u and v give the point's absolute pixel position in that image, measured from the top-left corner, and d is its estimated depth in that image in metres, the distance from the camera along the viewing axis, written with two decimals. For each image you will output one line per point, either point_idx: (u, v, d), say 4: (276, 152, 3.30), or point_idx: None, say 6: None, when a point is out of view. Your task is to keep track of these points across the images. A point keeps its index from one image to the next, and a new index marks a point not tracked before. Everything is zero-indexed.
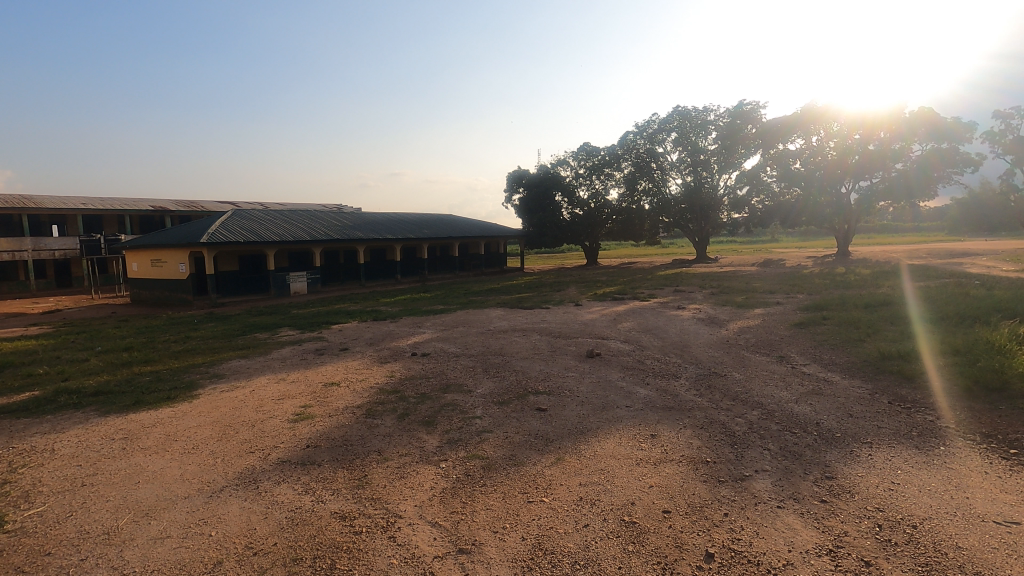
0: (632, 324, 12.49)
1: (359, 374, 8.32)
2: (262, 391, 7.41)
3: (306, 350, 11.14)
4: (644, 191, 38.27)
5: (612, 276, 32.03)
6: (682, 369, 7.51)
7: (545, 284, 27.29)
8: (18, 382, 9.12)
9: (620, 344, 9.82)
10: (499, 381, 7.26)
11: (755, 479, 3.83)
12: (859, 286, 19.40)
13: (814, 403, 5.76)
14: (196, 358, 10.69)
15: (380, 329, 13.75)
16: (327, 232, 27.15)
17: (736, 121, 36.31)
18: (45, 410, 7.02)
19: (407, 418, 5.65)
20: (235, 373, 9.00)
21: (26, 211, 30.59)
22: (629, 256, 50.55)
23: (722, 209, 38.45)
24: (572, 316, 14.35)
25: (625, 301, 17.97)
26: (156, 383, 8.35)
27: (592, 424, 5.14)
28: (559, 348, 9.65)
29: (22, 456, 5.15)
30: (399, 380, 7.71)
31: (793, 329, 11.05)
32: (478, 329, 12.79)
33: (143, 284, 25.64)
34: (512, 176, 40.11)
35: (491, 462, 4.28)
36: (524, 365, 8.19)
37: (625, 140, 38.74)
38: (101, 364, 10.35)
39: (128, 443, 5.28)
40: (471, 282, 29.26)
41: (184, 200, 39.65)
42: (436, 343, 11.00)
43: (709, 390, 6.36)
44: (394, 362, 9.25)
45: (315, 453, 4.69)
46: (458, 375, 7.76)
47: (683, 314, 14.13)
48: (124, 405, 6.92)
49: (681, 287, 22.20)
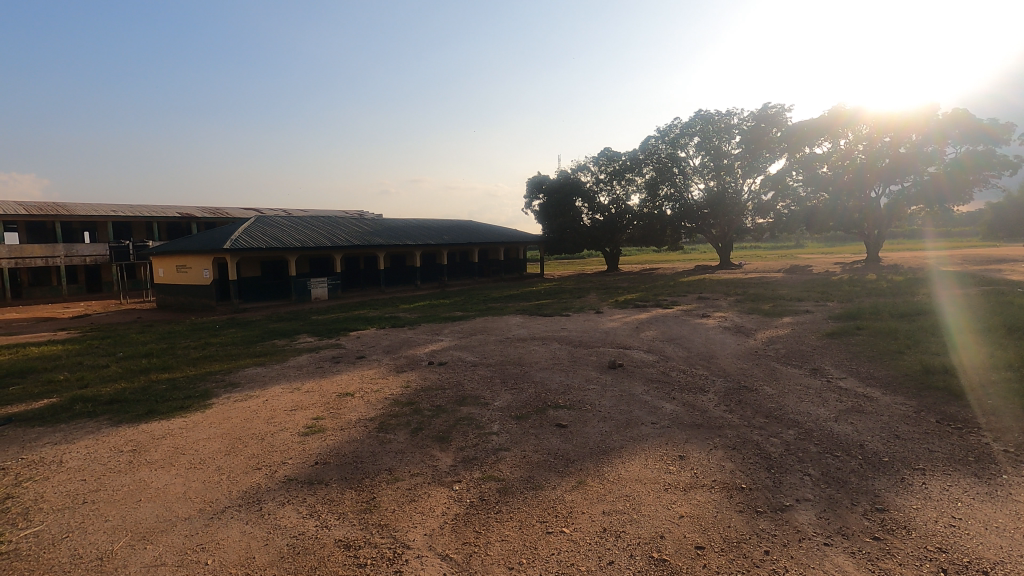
0: (655, 333, 12.08)
1: (374, 384, 8.12)
2: (276, 402, 7.25)
3: (323, 357, 11.01)
4: (665, 195, 38.00)
5: (633, 282, 31.54)
6: (710, 383, 7.12)
7: (565, 290, 26.95)
8: (38, 389, 9.14)
9: (643, 353, 9.47)
10: (517, 393, 6.97)
11: (797, 510, 3.48)
12: (891, 293, 18.70)
13: (855, 422, 5.35)
14: (213, 365, 10.65)
15: (397, 336, 13.60)
16: (348, 238, 27.24)
17: (760, 125, 35.62)
18: (60, 419, 6.95)
19: (421, 433, 5.42)
20: (250, 382, 8.89)
21: (58, 218, 31.44)
22: (651, 262, 49.99)
23: (746, 214, 37.72)
24: (593, 324, 14.02)
25: (647, 308, 17.53)
26: (171, 391, 8.26)
27: (615, 442, 4.82)
28: (579, 358, 9.33)
29: (30, 468, 5.04)
30: (414, 390, 7.47)
31: (826, 339, 10.54)
32: (497, 337, 12.53)
33: (168, 289, 26.03)
34: (532, 181, 39.94)
35: (507, 485, 3.99)
36: (544, 377, 7.90)
37: (647, 144, 38.41)
38: (121, 370, 10.38)
39: (136, 457, 5.14)
40: (490, 288, 29.04)
41: (210, 207, 40.36)
42: (453, 352, 10.75)
43: (740, 406, 5.98)
44: (410, 371, 9.05)
45: (323, 471, 4.47)
46: (474, 386, 7.50)
47: (708, 323, 13.65)
48: (137, 415, 6.82)
49: (705, 294, 21.71)
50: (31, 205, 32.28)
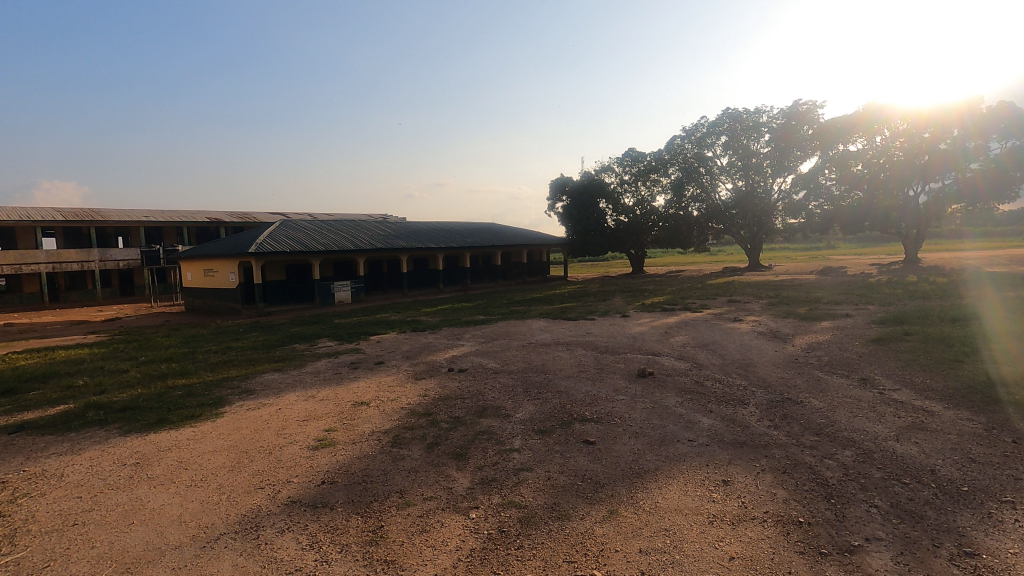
0: (685, 338, 11.50)
1: (391, 392, 7.78)
2: (289, 411, 6.95)
3: (341, 363, 10.75)
4: (692, 196, 37.21)
5: (659, 285, 30.78)
6: (750, 394, 6.57)
7: (589, 293, 26.39)
8: (57, 394, 9.06)
9: (674, 361, 8.94)
10: (541, 404, 6.53)
11: (869, 553, 2.99)
12: (936, 296, 17.74)
13: (921, 442, 4.78)
14: (232, 370, 10.48)
15: (418, 340, 13.31)
16: (370, 241, 27.17)
17: (791, 122, 34.55)
18: (72, 427, 6.78)
19: (436, 449, 5.02)
20: (266, 388, 8.66)
21: (92, 223, 32.23)
22: (677, 264, 49.08)
23: (776, 214, 36.69)
24: (619, 329, 13.48)
25: (675, 312, 16.90)
26: (185, 398, 8.06)
27: (650, 463, 4.36)
28: (606, 365, 8.84)
29: (29, 482, 4.81)
30: (432, 400, 7.10)
31: (872, 346, 9.82)
32: (520, 342, 12.11)
33: (195, 293, 26.36)
34: (555, 184, 39.59)
35: (530, 514, 3.57)
36: (568, 386, 7.46)
37: (672, 144, 37.61)
38: (140, 375, 10.29)
39: (137, 472, 4.87)
40: (513, 291, 28.68)
41: (238, 212, 40.98)
42: (474, 358, 10.37)
43: (786, 422, 5.45)
44: (428, 378, 8.69)
45: (329, 492, 4.11)
46: (495, 395, 7.08)
47: (741, 328, 12.98)
48: (147, 424, 6.61)
49: (736, 297, 20.94)
50: (67, 211, 33.16)
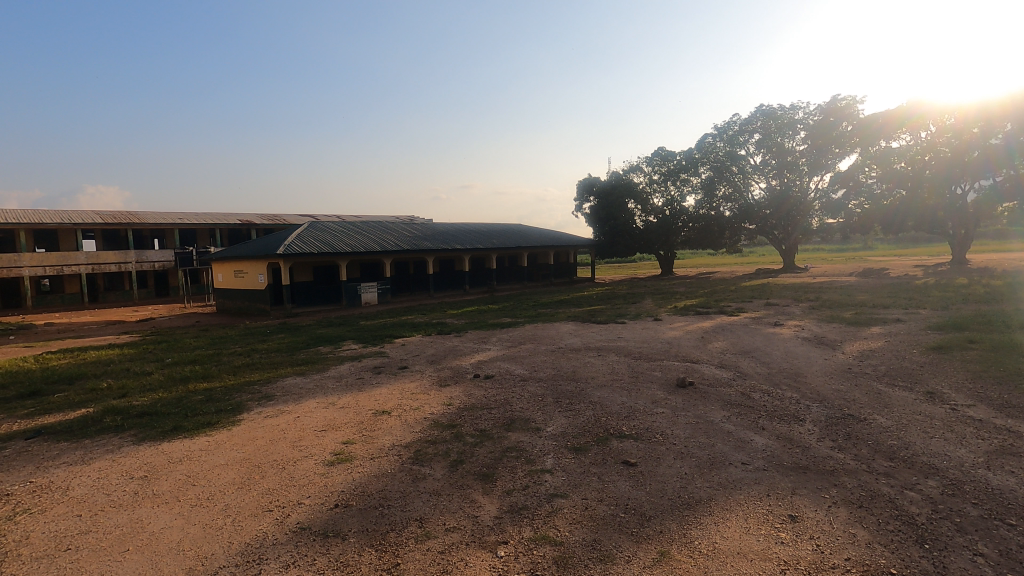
0: (724, 344, 10.83)
1: (413, 400, 7.40)
2: (307, 420, 6.61)
3: (364, 367, 10.45)
4: (723, 195, 36.16)
5: (690, 287, 29.84)
6: (805, 409, 5.95)
7: (618, 295, 25.67)
8: (81, 397, 8.96)
9: (714, 369, 8.35)
10: (573, 418, 6.05)
11: None
12: (992, 299, 16.56)
13: (1017, 471, 4.14)
14: (254, 373, 10.29)
15: (444, 344, 12.94)
16: (397, 243, 27.04)
17: (829, 119, 33.15)
18: (87, 433, 6.57)
19: (461, 467, 4.60)
20: (286, 393, 8.38)
21: (129, 226, 33.04)
22: (708, 265, 47.85)
23: (813, 213, 35.32)
24: (652, 334, 12.87)
25: (710, 315, 16.17)
26: (204, 404, 7.82)
27: (701, 492, 3.85)
28: (641, 374, 8.30)
29: (32, 496, 4.56)
30: (456, 410, 6.68)
31: (933, 354, 9.00)
32: (548, 346, 11.62)
33: (225, 294, 26.64)
34: (582, 184, 38.99)
35: (567, 554, 3.10)
36: (602, 396, 6.95)
37: (703, 143, 36.71)
38: (164, 378, 10.18)
39: (144, 487, 4.57)
40: (539, 293, 28.21)
41: (268, 215, 41.56)
42: (501, 363, 9.93)
43: (851, 443, 4.85)
44: (453, 385, 8.30)
45: (341, 519, 3.71)
46: (524, 406, 6.62)
47: (783, 333, 12.22)
48: (162, 431, 6.38)
49: (773, 300, 20.02)
50: (106, 214, 34.06)
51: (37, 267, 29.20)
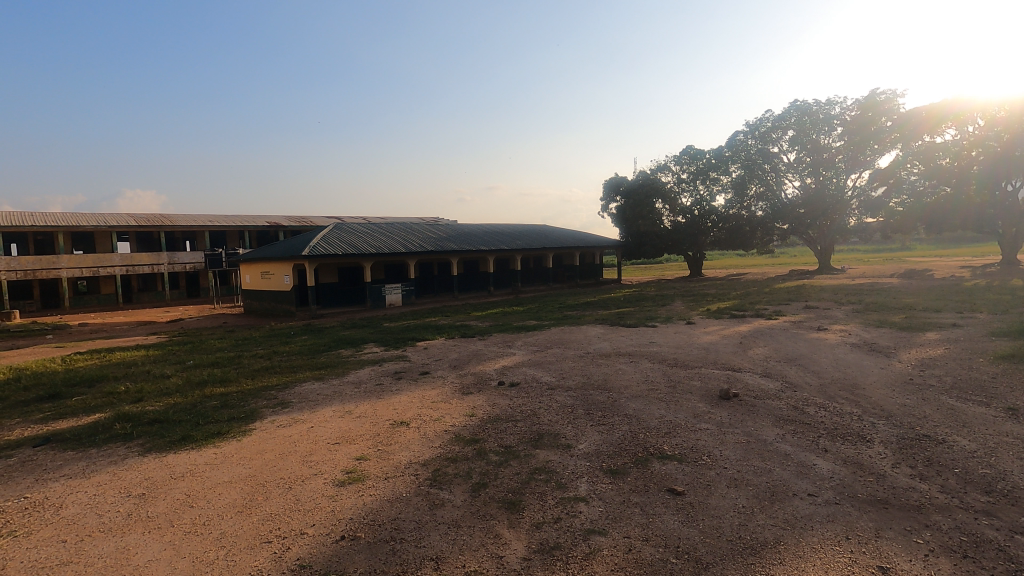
0: (766, 350, 10.12)
1: (434, 410, 6.94)
2: (320, 431, 6.21)
3: (385, 372, 10.07)
4: (755, 194, 35.00)
5: (722, 289, 28.81)
6: (870, 428, 5.28)
7: (647, 297, 24.91)
8: (97, 401, 8.77)
9: (759, 378, 7.69)
10: (607, 433, 5.50)
11: None
12: None
13: None
14: (273, 378, 10.00)
15: (467, 348, 12.47)
16: (421, 243, 26.77)
17: (867, 113, 31.41)
18: (95, 442, 6.29)
19: (483, 491, 4.10)
20: (303, 400, 8.02)
21: (161, 228, 33.63)
22: (738, 266, 46.55)
23: (851, 212, 33.77)
24: (687, 338, 12.19)
25: (746, 319, 15.37)
26: (217, 411, 7.51)
27: (766, 532, 3.28)
28: (680, 383, 7.68)
29: (22, 514, 4.22)
30: (480, 422, 6.20)
31: (1003, 364, 8.15)
32: (576, 351, 11.07)
33: (252, 295, 26.77)
34: (608, 184, 38.27)
35: None
36: (638, 409, 6.38)
37: (733, 140, 35.67)
38: (182, 381, 9.97)
39: (139, 507, 4.20)
40: (565, 294, 27.59)
41: (295, 216, 41.90)
42: (527, 369, 9.41)
43: (935, 471, 4.19)
44: (477, 393, 7.83)
45: (346, 556, 3.25)
46: (552, 419, 6.10)
47: (829, 339, 11.41)
48: (171, 441, 6.04)
49: (813, 303, 19.03)
50: (139, 216, 34.74)
51: (73, 268, 29.86)
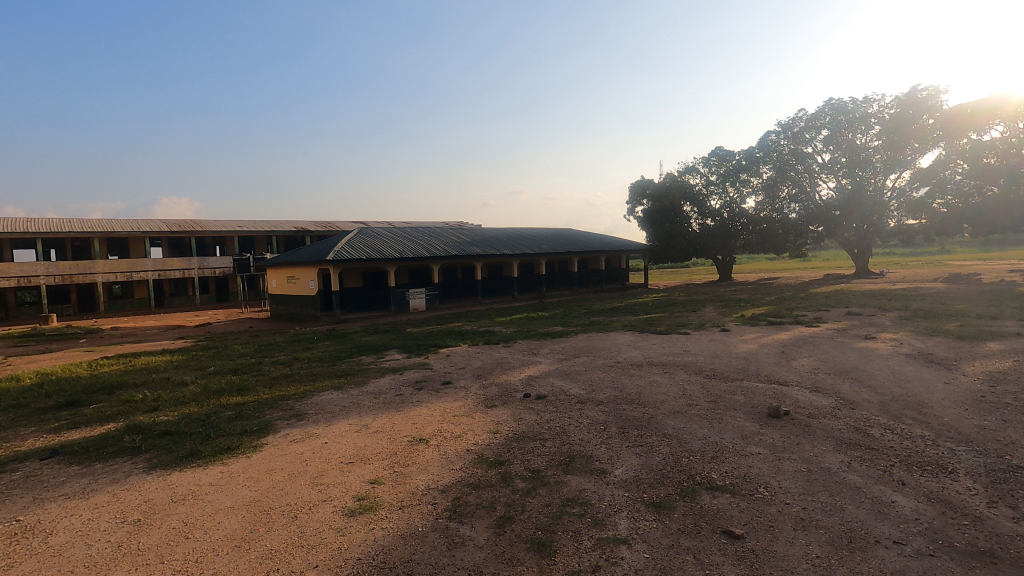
0: (812, 361, 9.41)
1: (456, 424, 6.47)
2: (334, 449, 5.79)
3: (405, 381, 9.66)
4: (788, 196, 33.77)
5: (754, 294, 27.80)
6: (949, 456, 4.63)
7: (676, 303, 24.09)
8: (114, 409, 8.56)
9: (809, 394, 7.00)
10: (646, 457, 4.94)
11: None
12: None
13: None
14: (291, 386, 9.69)
15: (492, 355, 12.01)
16: (445, 248, 26.48)
17: (907, 111, 30.08)
18: (101, 457, 5.99)
19: (509, 528, 3.60)
20: (319, 412, 7.64)
21: (192, 234, 34.18)
22: (770, 270, 45.09)
23: (891, 214, 32.20)
24: (723, 347, 11.50)
25: (785, 326, 14.52)
26: (231, 424, 7.18)
27: None
28: (722, 398, 7.06)
29: (9, 542, 3.90)
30: (505, 440, 5.70)
31: None
32: (605, 361, 10.51)
33: (278, 299, 26.84)
34: (635, 186, 37.54)
35: None
36: (678, 428, 5.79)
37: (765, 141, 34.40)
38: (202, 389, 9.76)
39: (132, 537, 3.82)
40: (590, 300, 26.94)
41: (322, 221, 42.21)
42: (555, 380, 8.89)
43: None
44: (502, 406, 7.35)
45: None
46: (584, 439, 5.57)
47: (880, 349, 10.57)
48: (179, 458, 5.71)
49: (855, 309, 18.06)
50: (172, 222, 35.35)
51: (107, 273, 30.46)
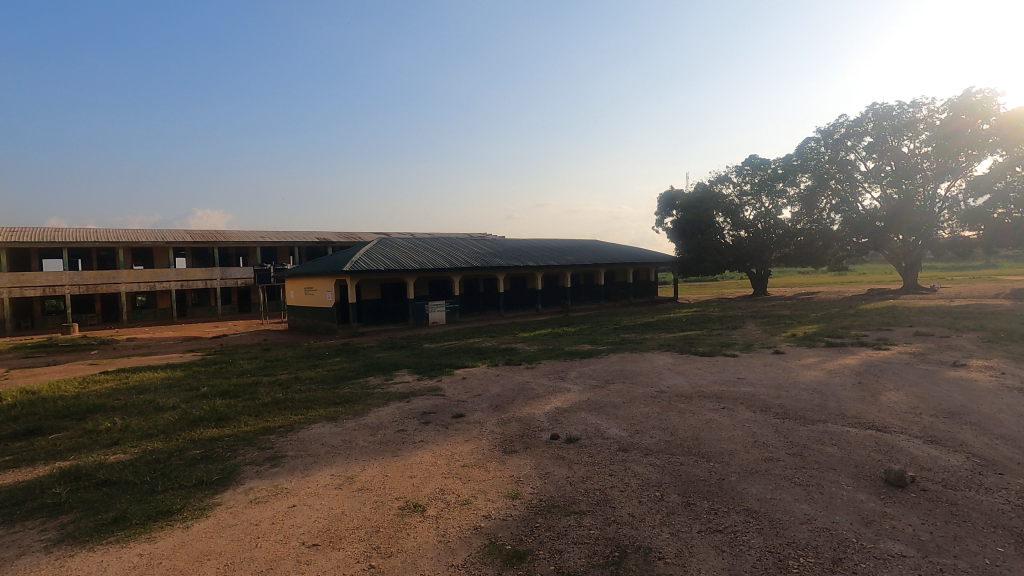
0: (903, 396, 7.66)
1: (464, 482, 4.97)
2: (297, 517, 4.34)
3: (411, 411, 8.20)
4: (828, 206, 31.58)
5: (797, 309, 25.64)
6: None
7: (713, 319, 22.22)
8: (73, 441, 7.34)
9: (928, 448, 5.30)
10: (734, 556, 3.40)
11: None
12: None
13: None
14: (283, 415, 8.36)
15: (513, 380, 10.50)
16: (467, 259, 25.16)
17: (960, 115, 27.64)
18: (10, 517, 4.67)
19: None
20: (300, 454, 6.21)
21: (213, 245, 33.68)
22: (808, 285, 42.59)
23: (943, 225, 29.66)
24: (785, 373, 9.79)
25: (848, 348, 12.69)
26: (193, 469, 5.82)
27: None
28: (811, 450, 5.39)
29: None
30: (526, 513, 4.19)
31: None
32: (647, 389, 8.93)
33: (295, 311, 25.83)
34: (663, 197, 35.94)
35: None
36: (767, 501, 4.21)
37: (804, 148, 32.38)
38: (181, 416, 8.48)
39: None
40: (619, 315, 25.22)
41: (344, 232, 41.53)
42: (589, 416, 7.33)
43: None
44: (525, 453, 5.83)
45: None
46: (637, 516, 4.03)
47: (981, 382, 8.66)
48: (100, 523, 4.36)
49: (922, 329, 16.00)
50: (195, 232, 34.92)
51: (132, 283, 29.95)
